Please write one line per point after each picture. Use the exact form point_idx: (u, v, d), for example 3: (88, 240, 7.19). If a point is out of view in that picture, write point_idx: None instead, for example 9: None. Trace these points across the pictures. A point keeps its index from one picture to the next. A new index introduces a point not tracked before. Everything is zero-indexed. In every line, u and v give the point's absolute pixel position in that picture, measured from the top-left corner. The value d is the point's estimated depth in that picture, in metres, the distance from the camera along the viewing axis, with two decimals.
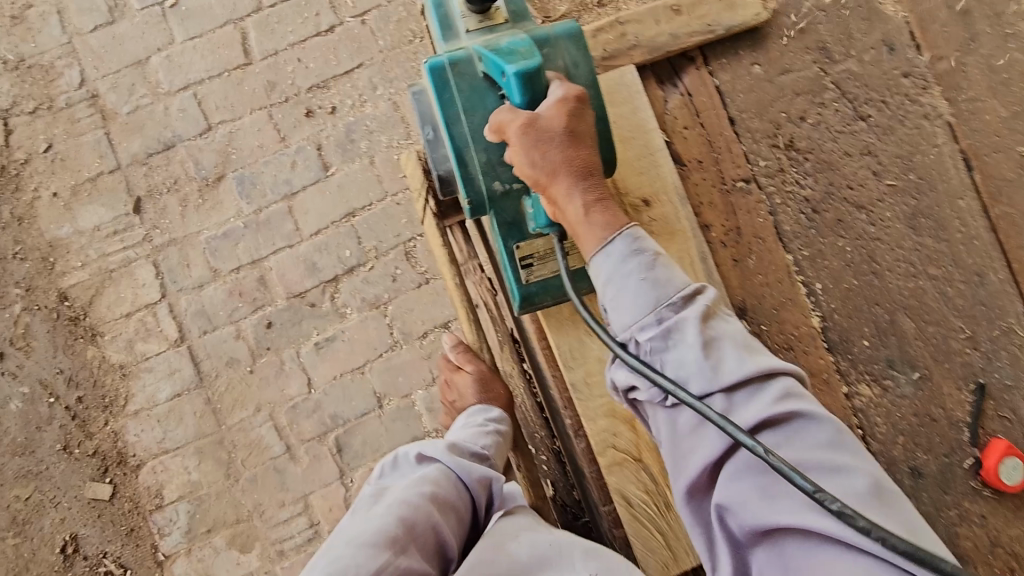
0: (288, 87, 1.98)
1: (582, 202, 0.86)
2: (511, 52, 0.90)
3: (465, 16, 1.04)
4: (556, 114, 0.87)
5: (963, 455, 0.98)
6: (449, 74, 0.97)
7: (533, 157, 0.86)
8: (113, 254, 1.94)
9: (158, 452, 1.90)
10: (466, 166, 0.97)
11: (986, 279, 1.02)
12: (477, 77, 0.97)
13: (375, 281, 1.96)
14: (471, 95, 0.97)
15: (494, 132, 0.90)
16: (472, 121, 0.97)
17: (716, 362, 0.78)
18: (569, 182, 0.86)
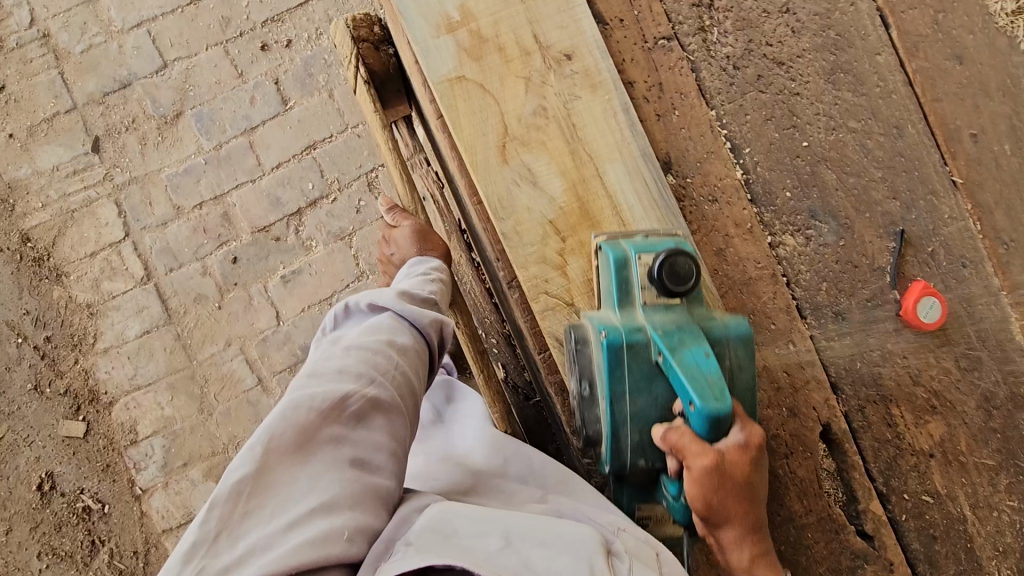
0: (243, 22, 1.98)
1: (743, 547, 0.77)
2: (700, 373, 0.73)
3: (641, 285, 0.80)
4: (739, 461, 0.73)
5: (884, 300, 1.00)
6: (625, 355, 0.79)
7: (710, 501, 0.75)
8: (74, 194, 1.94)
9: (130, 388, 1.92)
10: (616, 439, 0.81)
11: (903, 132, 1.02)
12: (650, 362, 0.79)
13: (339, 213, 1.97)
14: (641, 371, 0.79)
15: (667, 446, 0.76)
16: (637, 406, 0.79)
17: None
18: (702, 479, 0.73)
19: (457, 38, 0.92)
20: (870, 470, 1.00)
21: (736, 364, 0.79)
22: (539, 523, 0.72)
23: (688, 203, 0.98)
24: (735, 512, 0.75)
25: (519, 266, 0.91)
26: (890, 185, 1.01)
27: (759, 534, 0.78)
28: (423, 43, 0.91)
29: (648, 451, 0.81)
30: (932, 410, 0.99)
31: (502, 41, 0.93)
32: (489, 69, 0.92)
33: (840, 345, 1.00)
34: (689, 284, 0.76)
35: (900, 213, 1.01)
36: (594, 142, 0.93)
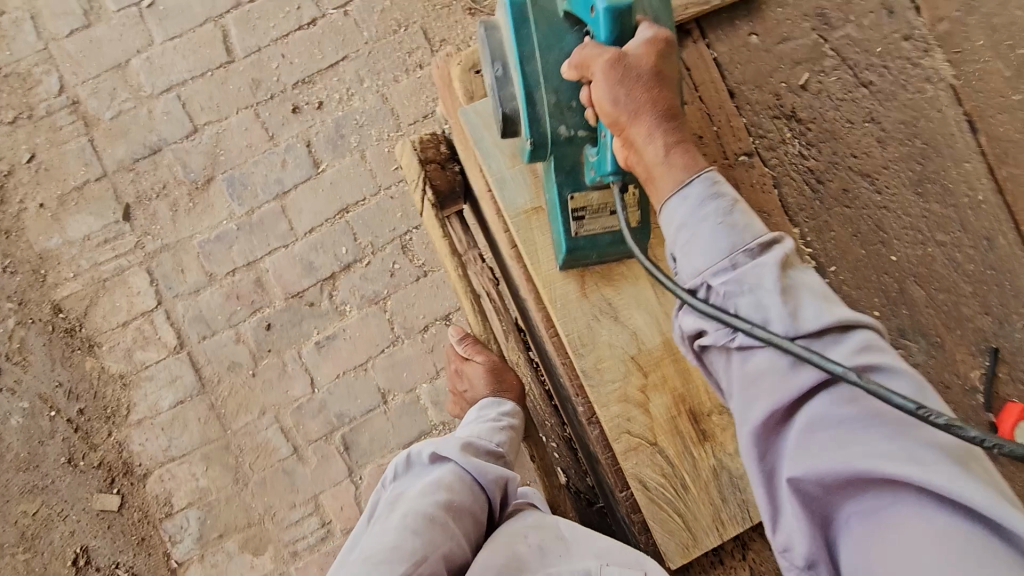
0: (273, 84, 1.94)
1: (659, 137, 0.68)
2: None
3: None
4: (646, 54, 0.71)
5: (978, 421, 0.95)
6: (531, 14, 0.81)
7: (614, 92, 0.70)
8: (105, 263, 1.90)
9: (164, 460, 1.88)
10: (533, 105, 0.82)
11: (996, 243, 0.97)
12: (559, 17, 0.81)
13: (373, 276, 1.93)
14: (549, 31, 0.81)
15: (574, 67, 0.75)
16: (548, 61, 0.81)
17: (795, 306, 0.58)
18: (609, 70, 0.70)
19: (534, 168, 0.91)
20: None
21: (648, 10, 0.83)
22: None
23: None
24: (642, 99, 0.69)
25: (601, 404, 0.88)
26: (981, 300, 0.96)
27: (678, 120, 0.70)
28: (498, 172, 0.91)
29: (569, 116, 0.82)
30: None
31: None
32: None
33: None
34: None
35: (993, 329, 0.96)
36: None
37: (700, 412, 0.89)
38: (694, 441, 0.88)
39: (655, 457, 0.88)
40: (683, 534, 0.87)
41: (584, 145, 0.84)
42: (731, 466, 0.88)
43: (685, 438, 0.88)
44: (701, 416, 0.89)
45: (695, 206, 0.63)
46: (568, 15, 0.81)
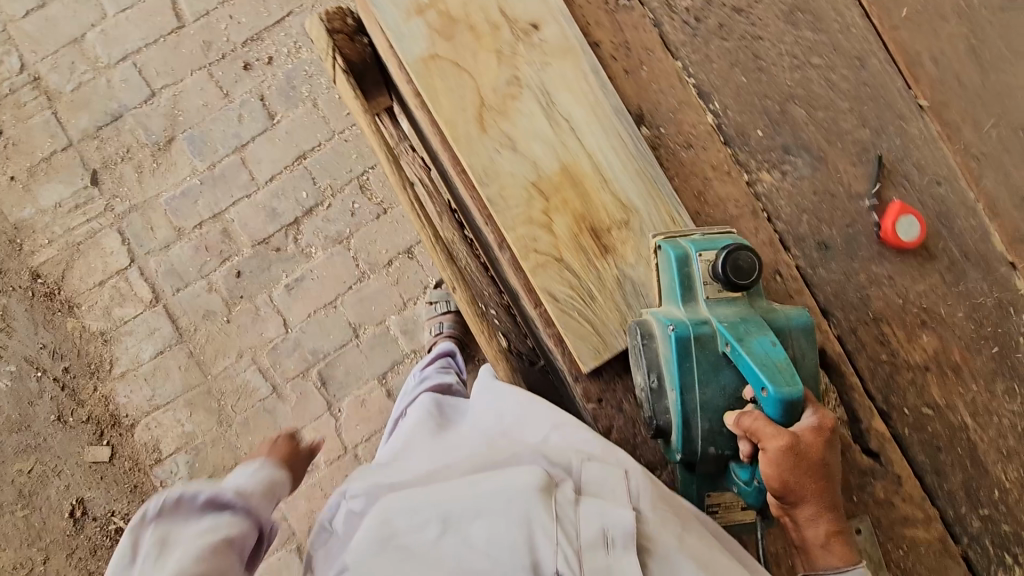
0: (224, 44, 2.04)
1: (818, 525, 0.78)
2: (772, 360, 0.79)
3: (705, 278, 0.87)
4: (814, 444, 0.76)
5: (865, 225, 1.04)
6: (693, 349, 0.85)
7: (785, 477, 0.75)
8: (78, 228, 1.99)
9: (150, 409, 1.96)
10: (687, 427, 0.85)
11: (866, 62, 1.05)
12: (717, 354, 0.85)
13: (335, 218, 2.02)
14: (708, 366, 0.85)
15: (739, 429, 0.79)
16: (705, 394, 0.85)
17: None
18: (778, 459, 0.75)
19: (427, 20, 0.98)
20: (870, 389, 1.02)
21: (798, 353, 0.86)
22: (477, 489, 0.80)
23: (665, 151, 1.02)
24: (807, 487, 0.75)
25: (508, 228, 0.95)
26: (858, 114, 1.05)
27: (832, 503, 0.78)
28: (395, 27, 0.98)
29: (719, 438, 0.85)
30: (923, 325, 1.03)
31: (471, 19, 0.99)
32: (461, 46, 0.98)
33: (825, 272, 1.03)
34: (750, 278, 0.84)
35: (872, 140, 1.04)
36: (569, 106, 0.98)
37: (600, 229, 0.97)
38: (595, 254, 0.96)
39: (560, 270, 0.95)
40: (592, 339, 0.95)
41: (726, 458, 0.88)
42: (632, 275, 0.96)
43: (588, 252, 0.96)
44: (600, 232, 0.96)
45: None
46: (726, 355, 0.85)
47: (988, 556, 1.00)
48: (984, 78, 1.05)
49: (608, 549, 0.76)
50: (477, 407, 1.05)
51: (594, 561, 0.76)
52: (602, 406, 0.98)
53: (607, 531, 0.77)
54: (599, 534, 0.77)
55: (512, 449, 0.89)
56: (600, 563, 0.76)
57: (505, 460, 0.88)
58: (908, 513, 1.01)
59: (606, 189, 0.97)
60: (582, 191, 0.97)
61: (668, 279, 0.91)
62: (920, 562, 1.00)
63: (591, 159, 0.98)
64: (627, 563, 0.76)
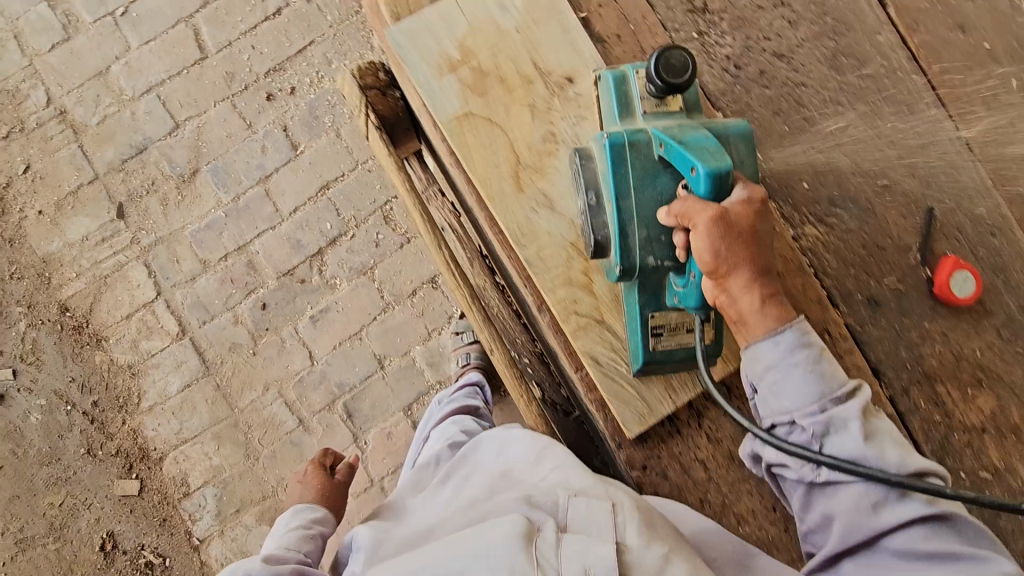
0: (247, 75, 2.04)
1: (753, 292, 0.75)
2: (700, 143, 0.77)
3: (642, 95, 0.87)
4: (743, 214, 0.73)
5: (916, 279, 1.00)
6: (628, 154, 0.83)
7: (717, 247, 0.72)
8: (105, 261, 2.00)
9: (177, 442, 1.96)
10: (622, 234, 0.83)
11: (915, 108, 1.01)
12: (652, 160, 0.83)
13: (359, 248, 2.01)
14: (643, 172, 0.83)
15: (671, 217, 0.77)
16: (640, 201, 0.83)
17: (875, 446, 0.74)
18: (709, 231, 0.72)
19: (460, 76, 0.95)
20: (924, 452, 0.98)
21: (737, 158, 0.82)
22: (458, 547, 0.82)
23: None
24: (739, 254, 0.72)
25: (548, 290, 0.93)
26: (907, 163, 1.01)
27: (766, 270, 0.75)
28: (426, 83, 0.94)
29: (656, 247, 0.83)
30: (977, 383, 0.99)
31: (503, 72, 0.95)
32: (494, 102, 0.95)
33: (875, 329, 0.99)
34: (684, 78, 0.78)
35: (922, 190, 1.00)
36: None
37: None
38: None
39: (601, 332, 0.93)
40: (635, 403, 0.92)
41: (667, 271, 0.86)
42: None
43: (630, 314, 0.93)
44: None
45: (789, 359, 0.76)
46: (660, 158, 0.83)
47: None
48: None
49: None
50: (483, 457, 1.09)
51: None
52: (646, 473, 0.94)
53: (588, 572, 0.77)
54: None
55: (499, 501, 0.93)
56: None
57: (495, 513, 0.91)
58: None
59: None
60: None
61: (608, 104, 0.90)
62: None
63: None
64: None
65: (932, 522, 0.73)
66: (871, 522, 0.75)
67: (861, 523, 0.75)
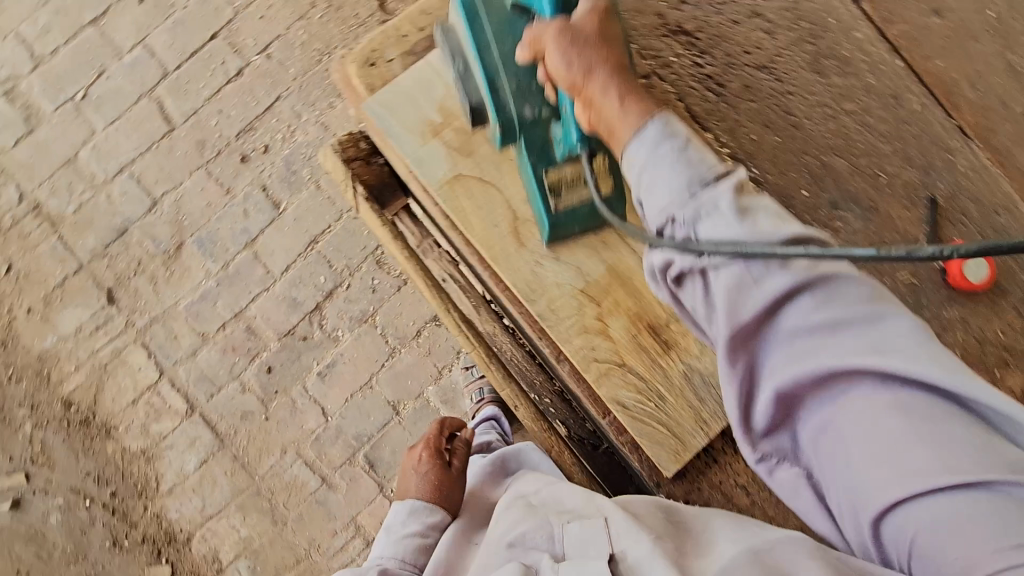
0: (218, 141, 2.01)
1: (612, 90, 0.73)
2: None
3: None
4: (591, 23, 0.75)
5: (928, 269, 0.98)
6: (481, 9, 0.86)
7: (564, 56, 0.74)
8: (102, 349, 1.97)
9: (203, 520, 1.93)
10: (496, 93, 0.87)
11: (903, 99, 1.00)
12: (507, 11, 0.87)
13: (357, 297, 1.99)
14: (502, 23, 0.87)
15: (527, 49, 0.79)
16: (504, 52, 0.87)
17: (753, 219, 0.63)
18: (563, 46, 0.73)
19: (446, 140, 0.96)
20: None
21: None
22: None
23: None
24: (591, 54, 0.73)
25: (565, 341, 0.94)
26: (902, 155, 0.99)
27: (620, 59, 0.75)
28: (414, 153, 0.96)
29: (532, 98, 0.88)
30: (1006, 364, 0.96)
31: (489, 129, 0.98)
32: (484, 160, 0.97)
33: None
34: None
35: (922, 180, 0.99)
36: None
37: (658, 323, 0.94)
38: (658, 352, 0.94)
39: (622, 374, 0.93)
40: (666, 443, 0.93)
41: (549, 124, 0.90)
42: (697, 366, 0.94)
43: (649, 351, 0.93)
44: (659, 326, 0.94)
45: (655, 149, 0.68)
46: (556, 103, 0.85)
47: None
48: None
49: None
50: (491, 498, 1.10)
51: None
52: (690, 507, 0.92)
53: None
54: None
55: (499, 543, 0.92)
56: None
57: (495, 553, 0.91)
58: None
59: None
60: (632, 289, 0.96)
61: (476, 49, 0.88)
62: None
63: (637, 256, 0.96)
64: None
65: (837, 312, 0.61)
66: (754, 298, 0.63)
67: (754, 309, 0.63)
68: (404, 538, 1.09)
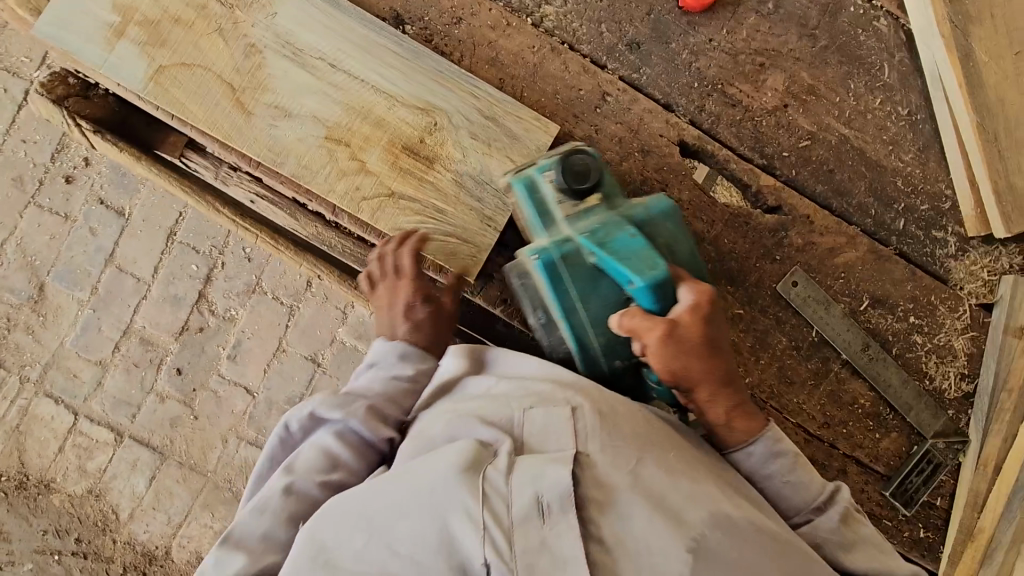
0: (35, 170, 1.92)
1: (721, 403, 0.80)
2: (632, 249, 0.81)
3: (561, 203, 0.87)
4: (692, 323, 0.77)
5: (663, 3, 1.00)
6: (562, 269, 0.84)
7: (671, 364, 0.77)
8: (9, 412, 1.93)
9: (174, 531, 1.95)
10: (585, 344, 0.87)
11: None
12: (589, 267, 0.84)
13: (236, 271, 1.96)
14: (587, 281, 0.85)
15: (620, 330, 0.80)
16: (590, 310, 0.85)
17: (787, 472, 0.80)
18: (663, 346, 0.76)
19: (135, 37, 0.95)
20: (744, 154, 1.02)
21: (666, 239, 0.87)
22: (400, 482, 0.67)
23: (439, 37, 0.99)
24: (695, 368, 0.77)
25: (327, 189, 0.95)
26: None
27: (726, 381, 0.80)
28: (105, 61, 0.95)
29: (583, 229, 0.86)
30: (762, 68, 1.01)
31: (172, 15, 0.96)
32: (178, 45, 0.96)
33: (650, 68, 0.99)
34: (589, 179, 0.86)
35: None
36: (318, 45, 0.96)
37: (414, 144, 0.95)
38: (423, 170, 0.95)
39: (396, 201, 0.95)
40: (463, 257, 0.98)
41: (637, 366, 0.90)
42: (465, 169, 0.96)
43: (412, 171, 0.95)
44: (415, 146, 0.95)
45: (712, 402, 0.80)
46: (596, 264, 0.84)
47: (917, 240, 1.05)
48: None
49: (545, 520, 0.60)
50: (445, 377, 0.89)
51: (527, 539, 0.60)
52: (509, 304, 0.98)
53: (541, 497, 0.61)
54: (532, 503, 0.61)
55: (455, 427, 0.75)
56: (533, 538, 0.59)
57: (446, 437, 0.74)
58: (830, 244, 1.04)
59: (397, 106, 0.96)
60: (378, 119, 0.95)
61: (528, 214, 0.90)
62: (859, 280, 1.04)
63: (370, 85, 0.96)
64: (564, 537, 0.59)
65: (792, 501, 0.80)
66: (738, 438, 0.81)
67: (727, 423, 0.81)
68: (394, 380, 0.86)
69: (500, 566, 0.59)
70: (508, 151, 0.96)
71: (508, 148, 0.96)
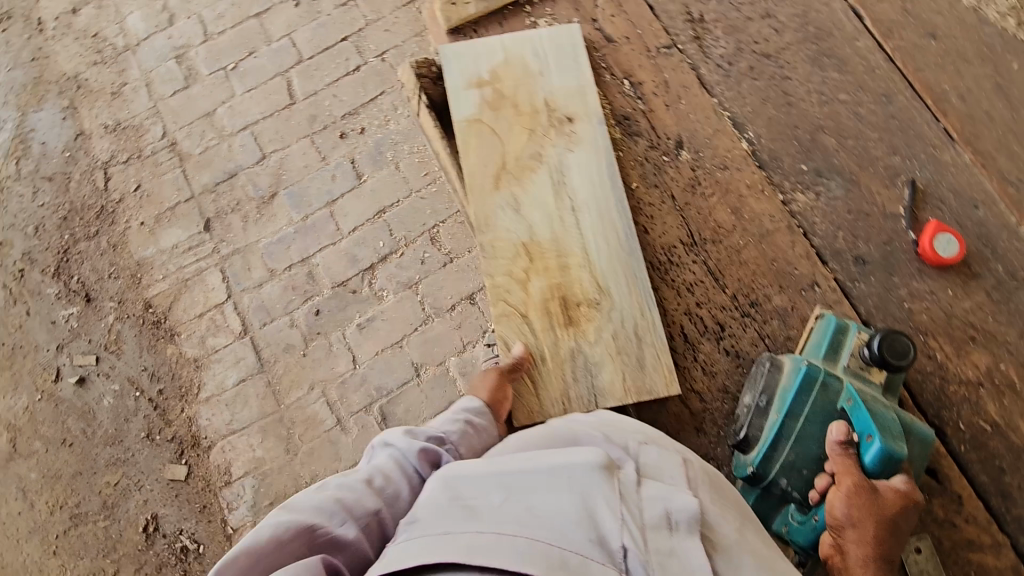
0: (326, 117, 2.39)
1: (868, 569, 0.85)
2: (887, 422, 0.89)
3: (854, 353, 0.97)
4: (893, 501, 0.87)
5: (903, 242, 1.08)
6: (816, 387, 0.93)
7: (851, 508, 0.86)
8: (188, 266, 2.28)
9: (226, 432, 2.10)
10: (774, 450, 0.94)
11: (894, 98, 1.15)
12: (833, 407, 0.93)
13: (408, 264, 2.21)
14: (821, 413, 0.93)
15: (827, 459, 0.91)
16: (805, 431, 0.94)
17: None
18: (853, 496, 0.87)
19: (483, 93, 1.16)
20: (920, 403, 1.02)
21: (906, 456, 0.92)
22: (540, 457, 0.74)
23: (702, 172, 1.14)
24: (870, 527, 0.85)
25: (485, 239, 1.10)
26: (888, 143, 1.13)
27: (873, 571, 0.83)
28: (455, 92, 1.16)
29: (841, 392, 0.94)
30: (972, 341, 1.03)
31: (518, 99, 1.16)
32: (502, 119, 1.15)
33: (865, 285, 1.07)
34: (906, 361, 0.91)
35: (905, 166, 1.12)
36: (569, 171, 1.13)
37: (570, 261, 1.08)
38: (556, 274, 1.08)
39: (514, 289, 1.07)
40: None
41: (789, 501, 0.96)
42: (592, 289, 1.07)
43: (551, 273, 1.08)
44: (569, 263, 1.08)
45: None
46: (842, 410, 0.93)
47: None
48: (1014, 114, 1.12)
49: (673, 531, 0.69)
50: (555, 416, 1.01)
51: (659, 541, 0.67)
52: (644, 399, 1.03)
53: (671, 513, 0.70)
54: (663, 516, 0.70)
55: (572, 438, 0.84)
56: (665, 542, 0.67)
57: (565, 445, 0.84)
58: (972, 535, 0.97)
59: (586, 232, 1.10)
60: (561, 237, 1.10)
61: (816, 340, 1.00)
62: None
63: (576, 212, 1.11)
64: (693, 547, 0.68)
65: None
66: None
67: None
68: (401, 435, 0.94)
69: (637, 556, 0.65)
70: (640, 295, 1.07)
71: (641, 291, 1.07)
